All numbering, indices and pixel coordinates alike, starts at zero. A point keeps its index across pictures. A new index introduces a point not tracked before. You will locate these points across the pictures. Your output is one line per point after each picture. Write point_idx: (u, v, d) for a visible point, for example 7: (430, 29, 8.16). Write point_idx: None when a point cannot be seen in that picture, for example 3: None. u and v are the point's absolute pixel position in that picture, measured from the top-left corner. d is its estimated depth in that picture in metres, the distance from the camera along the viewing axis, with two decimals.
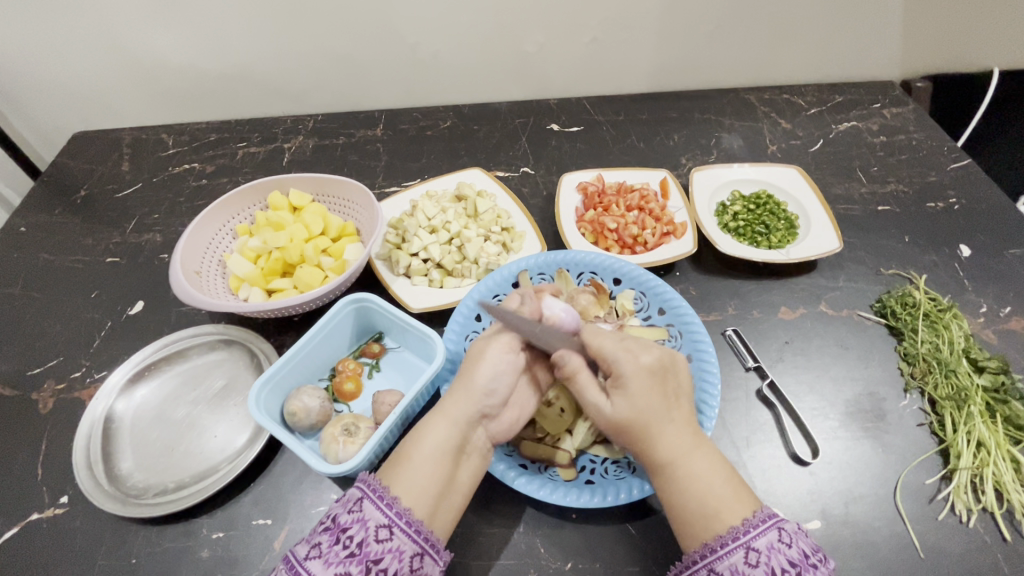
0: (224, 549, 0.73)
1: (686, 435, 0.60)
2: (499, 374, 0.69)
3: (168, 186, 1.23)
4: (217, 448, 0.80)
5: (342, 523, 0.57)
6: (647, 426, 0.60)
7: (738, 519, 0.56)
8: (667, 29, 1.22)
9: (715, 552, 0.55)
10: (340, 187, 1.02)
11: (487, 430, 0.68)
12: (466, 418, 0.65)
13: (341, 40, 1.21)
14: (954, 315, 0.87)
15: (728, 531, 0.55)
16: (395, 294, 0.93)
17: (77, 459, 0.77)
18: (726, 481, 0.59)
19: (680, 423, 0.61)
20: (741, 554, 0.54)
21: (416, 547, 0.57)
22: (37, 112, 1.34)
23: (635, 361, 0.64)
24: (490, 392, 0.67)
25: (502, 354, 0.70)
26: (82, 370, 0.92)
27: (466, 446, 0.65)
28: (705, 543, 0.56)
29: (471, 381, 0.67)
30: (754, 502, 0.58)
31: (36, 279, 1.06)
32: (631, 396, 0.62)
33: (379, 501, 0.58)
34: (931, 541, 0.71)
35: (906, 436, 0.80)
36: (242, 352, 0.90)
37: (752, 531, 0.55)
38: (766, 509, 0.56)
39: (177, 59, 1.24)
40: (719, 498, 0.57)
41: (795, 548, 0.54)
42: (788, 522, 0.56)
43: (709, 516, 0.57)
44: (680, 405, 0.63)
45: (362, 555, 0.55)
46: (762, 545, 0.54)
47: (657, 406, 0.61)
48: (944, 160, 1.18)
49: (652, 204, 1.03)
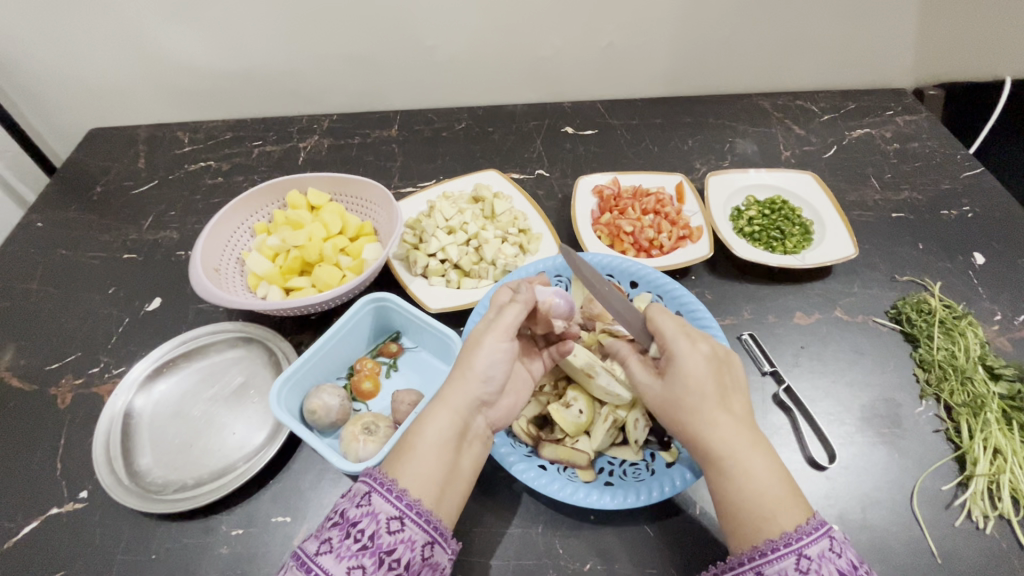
0: (243, 545, 0.74)
1: (742, 429, 0.60)
2: (495, 361, 0.67)
3: (184, 184, 1.23)
4: (236, 445, 0.80)
5: (351, 517, 0.55)
6: (699, 414, 0.61)
7: (792, 524, 0.55)
8: (682, 34, 1.23)
9: (765, 556, 0.54)
10: (358, 186, 1.02)
11: (487, 417, 0.69)
12: (466, 405, 0.65)
13: (359, 41, 1.21)
14: (969, 323, 0.87)
15: (781, 535, 0.55)
16: (412, 294, 0.94)
17: (97, 454, 0.77)
18: (781, 482, 0.58)
19: (736, 418, 0.61)
20: (793, 559, 0.53)
21: (427, 537, 0.57)
22: (53, 108, 1.35)
23: (694, 348, 0.64)
24: (487, 378, 0.67)
25: (497, 342, 0.68)
26: (100, 366, 0.93)
27: (467, 433, 0.65)
28: (755, 545, 0.55)
29: (467, 369, 0.66)
30: (806, 507, 0.57)
31: (53, 274, 1.07)
32: (687, 380, 0.63)
33: (389, 494, 0.57)
34: (949, 547, 0.72)
35: (922, 442, 0.81)
36: (260, 349, 0.90)
37: (805, 538, 0.54)
38: (818, 516, 0.56)
39: (195, 58, 1.25)
40: (775, 498, 0.57)
41: (844, 558, 0.54)
42: (835, 530, 0.56)
43: (764, 516, 0.56)
44: (735, 399, 0.63)
45: (374, 548, 0.54)
46: (813, 553, 0.53)
47: (712, 395, 0.62)
48: (957, 168, 1.18)
49: (668, 208, 1.04)
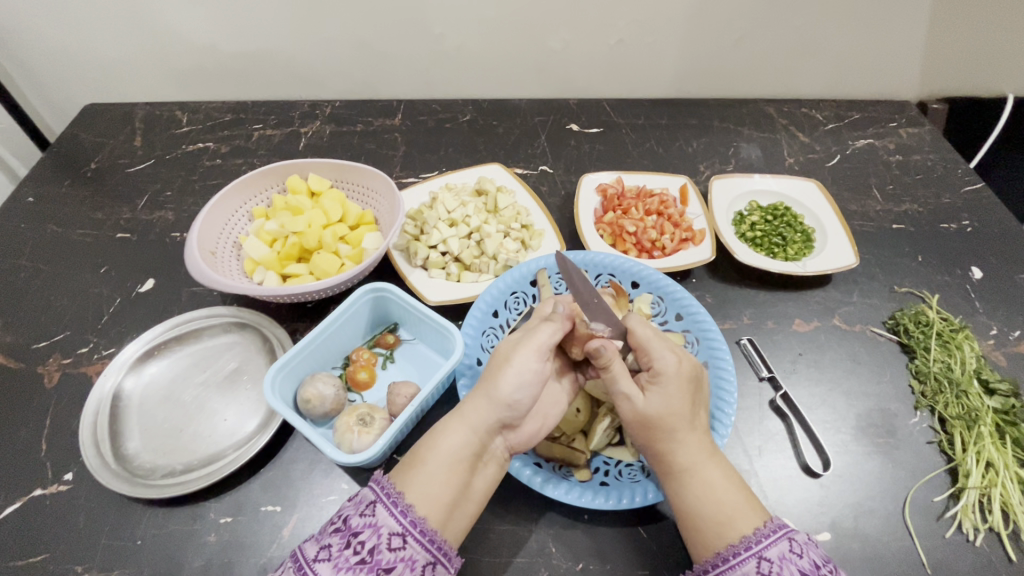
0: (231, 533, 0.72)
1: (703, 446, 0.64)
2: (523, 384, 0.64)
3: (182, 164, 1.21)
4: (227, 431, 0.79)
5: (353, 526, 0.56)
6: (671, 431, 0.63)
7: (750, 527, 0.58)
8: (692, 34, 1.22)
9: (727, 561, 0.56)
10: (359, 174, 1.01)
11: (506, 439, 0.66)
12: (485, 426, 0.63)
13: (365, 27, 1.20)
14: (966, 336, 0.88)
15: (741, 539, 0.57)
16: (412, 285, 0.93)
17: (84, 436, 0.76)
18: (736, 490, 0.61)
19: (700, 434, 0.64)
20: (754, 562, 0.55)
21: (429, 557, 0.57)
22: (49, 81, 1.32)
23: (679, 365, 0.64)
24: (513, 403, 0.63)
25: (527, 361, 0.64)
26: (89, 346, 0.91)
27: (483, 454, 0.64)
28: (717, 551, 0.58)
29: (494, 391, 0.64)
30: (764, 513, 0.59)
31: (43, 250, 1.04)
32: (668, 397, 0.63)
33: (394, 508, 0.57)
34: (938, 558, 0.72)
35: (915, 453, 0.81)
36: (255, 336, 0.89)
37: (764, 541, 0.56)
38: (776, 521, 0.58)
39: (196, 36, 1.22)
40: (734, 506, 0.60)
41: (807, 558, 0.55)
42: (799, 532, 0.57)
43: (724, 523, 0.59)
44: (701, 417, 0.65)
45: (373, 563, 0.54)
46: (773, 554, 0.55)
47: (687, 414, 0.63)
48: (959, 182, 1.19)
49: (671, 210, 1.03)
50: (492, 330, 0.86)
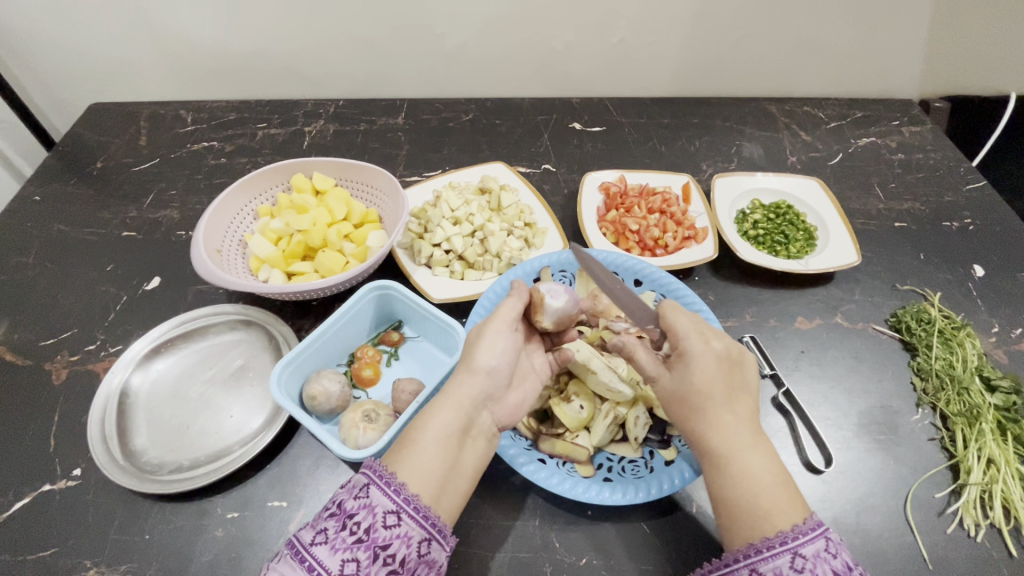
0: (238, 529, 0.73)
1: (743, 431, 0.61)
2: (497, 351, 0.69)
3: (186, 164, 1.22)
4: (233, 428, 0.79)
5: (348, 509, 0.57)
6: (702, 408, 0.62)
7: (788, 523, 0.56)
8: (694, 33, 1.22)
9: (761, 553, 0.55)
10: (363, 172, 1.02)
11: (493, 414, 0.69)
12: (471, 400, 0.66)
13: (369, 27, 1.20)
14: (968, 333, 0.88)
15: (777, 534, 0.55)
16: (416, 283, 0.93)
17: (91, 432, 0.76)
18: (778, 482, 0.58)
19: (740, 417, 0.62)
20: (788, 557, 0.54)
21: (423, 533, 0.58)
22: (54, 81, 1.33)
23: (706, 345, 0.65)
24: (492, 369, 0.68)
25: (500, 332, 0.71)
26: (96, 343, 0.92)
27: (471, 428, 0.66)
28: (750, 541, 0.56)
29: (472, 362, 0.68)
30: (802, 509, 0.57)
31: (50, 248, 1.05)
32: (693, 373, 0.64)
33: (387, 488, 0.58)
34: (940, 554, 0.73)
35: (917, 450, 0.82)
36: (260, 333, 0.89)
37: (801, 538, 0.54)
38: (815, 518, 0.56)
39: (200, 36, 1.23)
40: (772, 498, 0.57)
41: (839, 559, 0.54)
42: (832, 531, 0.56)
43: (760, 515, 0.56)
44: (741, 401, 0.63)
45: (369, 542, 0.55)
46: (808, 552, 0.54)
47: (717, 392, 0.63)
48: (960, 180, 1.19)
49: (674, 208, 1.04)
50: None
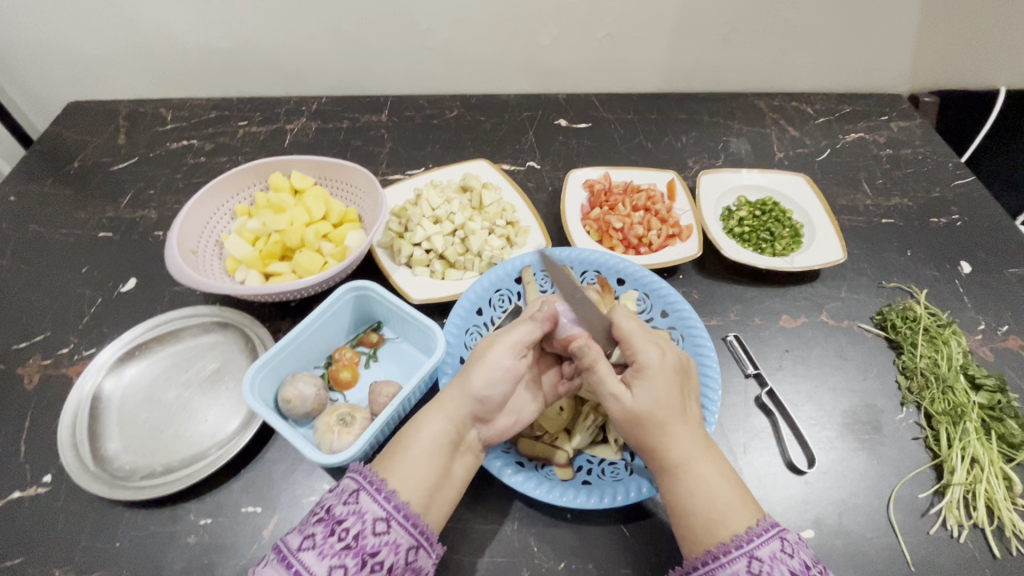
0: (211, 535, 0.72)
1: (696, 438, 0.62)
2: (494, 379, 0.65)
3: (165, 162, 1.20)
4: (207, 432, 0.78)
5: (337, 514, 0.56)
6: (662, 425, 0.61)
7: (742, 526, 0.56)
8: (681, 27, 1.20)
9: (718, 559, 0.55)
10: (343, 171, 1.00)
11: (481, 431, 0.67)
12: (461, 415, 0.65)
13: (351, 24, 1.18)
14: (953, 331, 0.87)
15: (732, 538, 0.56)
16: (395, 283, 0.92)
17: (62, 438, 0.75)
18: (733, 489, 0.60)
19: (693, 427, 0.63)
20: (745, 561, 0.54)
21: (412, 540, 0.57)
22: (33, 79, 1.31)
23: (662, 357, 0.63)
24: (483, 398, 0.65)
25: (501, 357, 0.66)
26: (69, 346, 0.90)
27: (460, 444, 0.65)
28: (707, 549, 0.56)
29: (467, 382, 0.65)
30: (757, 511, 0.58)
31: (25, 249, 1.03)
32: (654, 389, 0.62)
33: (378, 494, 0.57)
34: (922, 554, 0.72)
35: (900, 449, 0.81)
36: (237, 336, 0.88)
37: (755, 540, 0.55)
38: (769, 519, 0.57)
39: (181, 34, 1.21)
40: (727, 504, 0.58)
41: (797, 558, 0.54)
42: (789, 532, 0.57)
43: (716, 520, 0.57)
44: (690, 409, 0.64)
45: (358, 548, 0.54)
46: (764, 554, 0.54)
47: (674, 405, 0.62)
48: (949, 175, 1.18)
49: (659, 206, 1.02)
50: (476, 327, 0.85)
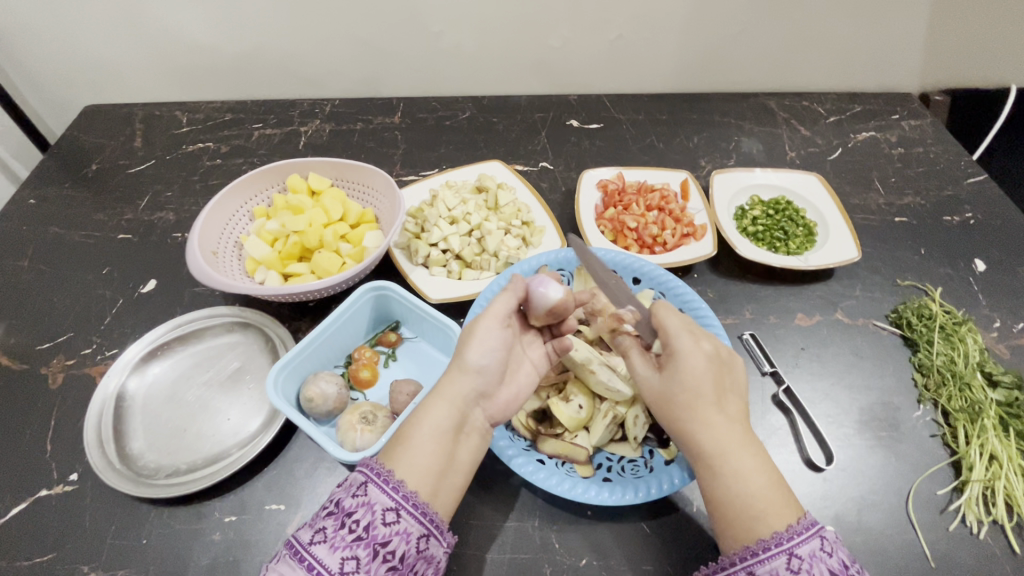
0: (236, 532, 0.73)
1: (733, 429, 0.60)
2: (488, 349, 0.68)
3: (181, 165, 1.21)
4: (230, 431, 0.79)
5: (346, 507, 0.56)
6: (691, 409, 0.61)
7: (781, 523, 0.55)
8: (692, 27, 1.21)
9: (756, 556, 0.54)
10: (359, 172, 1.01)
11: (485, 409, 0.68)
12: (462, 396, 0.65)
13: (365, 26, 1.20)
14: (969, 329, 0.87)
15: (772, 535, 0.54)
16: (413, 283, 0.93)
17: (87, 436, 0.76)
18: (772, 484, 0.57)
19: (730, 418, 0.61)
20: (784, 559, 0.53)
21: (422, 529, 0.57)
22: (48, 84, 1.32)
23: (696, 345, 0.64)
24: (482, 368, 0.67)
25: (490, 330, 0.69)
26: (92, 347, 0.91)
27: (464, 425, 0.65)
28: (746, 545, 0.55)
29: (463, 359, 0.67)
30: (796, 508, 0.56)
31: (46, 252, 1.05)
32: (683, 375, 0.63)
33: (386, 485, 0.57)
34: (942, 550, 0.72)
35: (918, 446, 0.81)
36: (257, 335, 0.89)
37: (796, 538, 0.54)
38: (809, 517, 0.55)
39: (197, 38, 1.22)
40: (766, 499, 0.56)
41: (836, 558, 0.54)
42: (827, 530, 0.56)
43: (755, 515, 0.55)
44: (729, 400, 0.63)
45: (369, 539, 0.54)
46: (804, 552, 0.53)
47: (707, 391, 0.62)
48: (961, 174, 1.18)
49: (672, 205, 1.03)
50: None
